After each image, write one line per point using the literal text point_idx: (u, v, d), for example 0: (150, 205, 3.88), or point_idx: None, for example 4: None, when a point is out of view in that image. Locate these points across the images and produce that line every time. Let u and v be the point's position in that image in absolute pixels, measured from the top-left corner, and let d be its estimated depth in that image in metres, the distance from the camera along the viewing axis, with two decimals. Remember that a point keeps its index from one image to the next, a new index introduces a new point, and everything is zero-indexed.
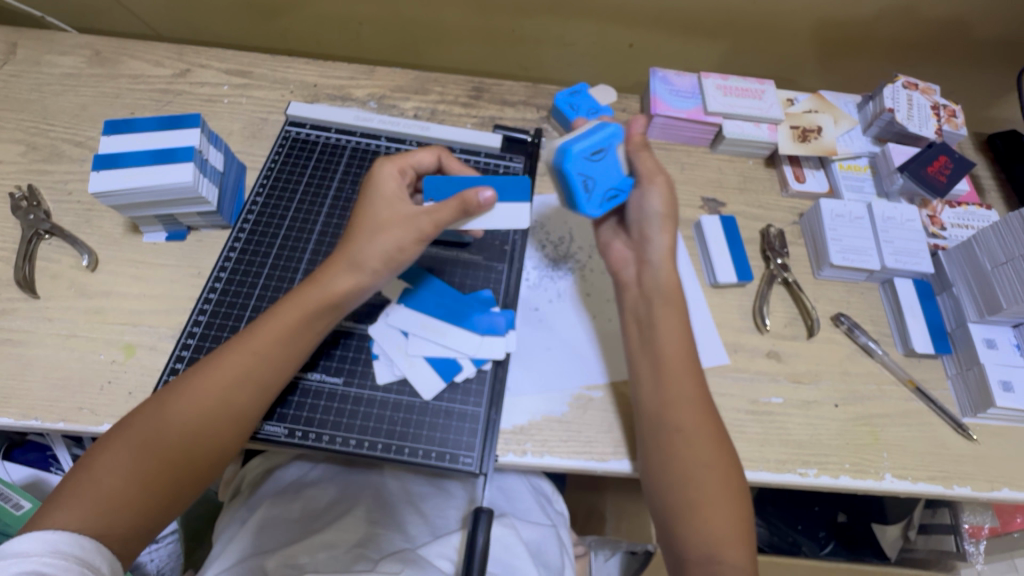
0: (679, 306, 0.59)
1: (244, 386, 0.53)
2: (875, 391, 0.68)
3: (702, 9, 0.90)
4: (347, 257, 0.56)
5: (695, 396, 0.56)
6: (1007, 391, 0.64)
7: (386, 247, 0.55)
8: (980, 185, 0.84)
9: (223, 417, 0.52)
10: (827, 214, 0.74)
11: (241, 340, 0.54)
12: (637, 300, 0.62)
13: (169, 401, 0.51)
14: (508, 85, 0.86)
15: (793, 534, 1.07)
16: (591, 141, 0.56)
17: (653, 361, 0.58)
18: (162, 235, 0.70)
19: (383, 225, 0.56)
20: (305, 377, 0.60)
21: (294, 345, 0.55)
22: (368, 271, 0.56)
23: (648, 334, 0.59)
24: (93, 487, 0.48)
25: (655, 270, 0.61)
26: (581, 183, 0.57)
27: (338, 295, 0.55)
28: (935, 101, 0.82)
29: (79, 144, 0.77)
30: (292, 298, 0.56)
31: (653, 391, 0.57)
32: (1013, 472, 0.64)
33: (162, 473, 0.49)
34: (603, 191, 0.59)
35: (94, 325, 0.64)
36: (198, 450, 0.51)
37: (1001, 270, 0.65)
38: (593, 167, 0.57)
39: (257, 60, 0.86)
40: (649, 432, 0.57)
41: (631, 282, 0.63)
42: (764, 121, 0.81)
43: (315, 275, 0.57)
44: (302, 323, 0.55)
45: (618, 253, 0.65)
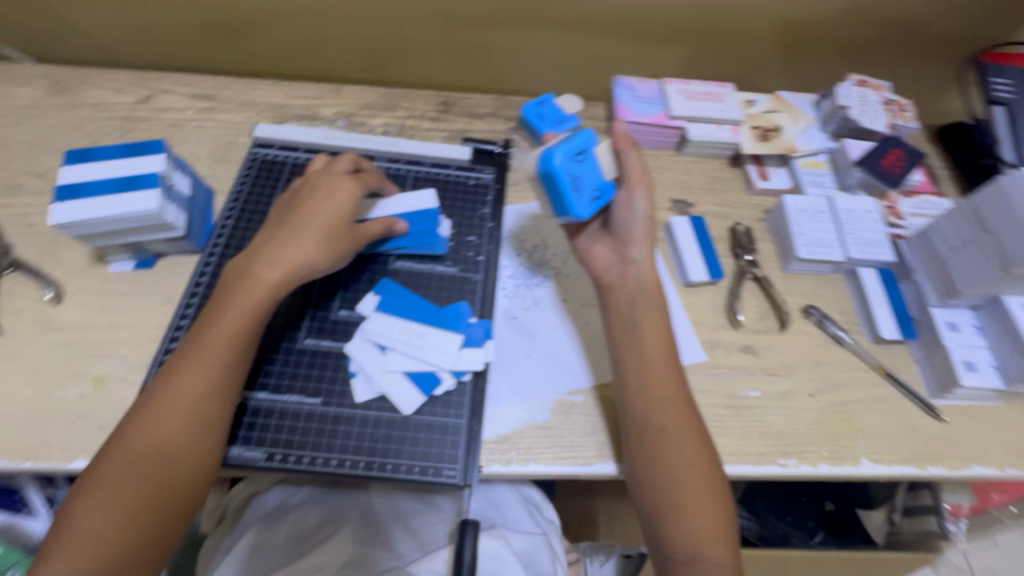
0: (660, 306, 0.62)
1: (204, 395, 0.52)
2: (848, 378, 0.70)
3: (661, 16, 0.93)
4: (283, 251, 0.58)
5: (676, 394, 0.57)
6: (972, 371, 0.66)
7: (327, 247, 0.59)
8: (935, 175, 0.87)
9: (192, 430, 0.51)
10: (791, 210, 0.77)
11: (191, 352, 0.53)
12: (621, 300, 0.62)
13: (131, 430, 0.50)
14: (475, 98, 0.87)
15: (782, 526, 1.10)
16: (573, 143, 0.58)
17: (636, 360, 0.59)
18: (129, 264, 0.68)
19: (321, 223, 0.60)
20: (253, 395, 0.59)
21: (245, 343, 0.55)
22: (314, 264, 0.59)
23: (631, 331, 0.60)
24: (75, 535, 0.46)
25: (638, 270, 0.63)
26: (570, 182, 0.58)
27: (280, 286, 0.57)
28: (885, 97, 0.85)
29: (39, 175, 0.76)
30: (235, 300, 0.55)
31: (638, 391, 0.58)
32: (983, 449, 0.67)
33: (143, 505, 0.48)
34: (589, 191, 0.60)
35: (61, 358, 0.62)
36: (176, 471, 0.50)
37: (957, 255, 0.67)
38: (578, 168, 0.58)
39: (221, 83, 0.86)
40: (634, 433, 0.57)
41: (615, 282, 0.64)
42: (726, 122, 0.84)
43: (253, 270, 0.57)
44: (253, 321, 0.55)
45: (601, 256, 0.66)
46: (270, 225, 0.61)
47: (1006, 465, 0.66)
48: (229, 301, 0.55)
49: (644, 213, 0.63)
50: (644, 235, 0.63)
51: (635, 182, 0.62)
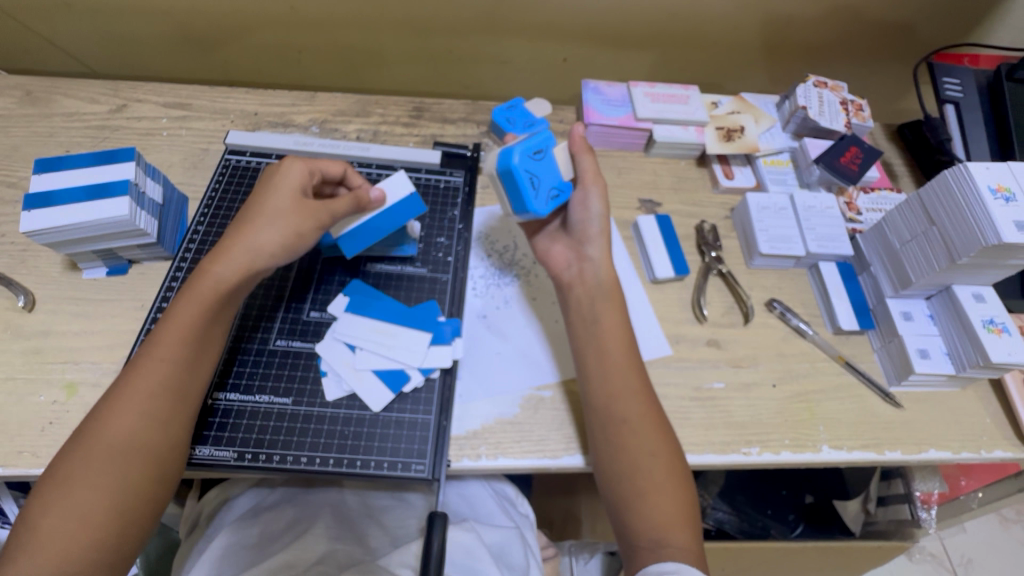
0: (618, 302, 0.63)
1: (157, 392, 0.53)
2: (809, 369, 0.72)
3: (627, 22, 0.95)
4: (239, 247, 0.58)
5: (637, 387, 0.59)
6: (925, 358, 0.69)
7: (283, 233, 0.59)
8: (892, 172, 0.91)
9: (147, 428, 0.51)
10: (754, 207, 0.79)
11: (145, 352, 0.54)
12: (581, 297, 0.64)
13: (87, 430, 0.51)
14: (447, 104, 0.89)
15: (762, 519, 1.12)
16: (531, 141, 0.61)
17: (598, 355, 0.61)
18: (102, 271, 0.69)
19: (275, 214, 0.59)
20: (227, 396, 0.60)
21: (200, 339, 0.56)
22: (268, 256, 0.59)
23: (592, 327, 0.62)
24: (31, 535, 0.46)
25: (595, 267, 0.64)
26: (527, 178, 0.60)
27: (233, 282, 0.57)
28: (843, 97, 0.88)
29: (11, 185, 0.76)
30: (185, 299, 0.56)
31: (601, 385, 0.59)
32: (938, 433, 0.69)
33: (98, 502, 0.48)
34: (547, 189, 0.62)
35: (32, 365, 0.62)
36: (132, 470, 0.50)
37: (908, 247, 0.70)
38: (536, 165, 0.61)
39: (195, 92, 0.87)
40: (598, 427, 0.58)
41: (574, 280, 0.65)
42: (690, 124, 0.86)
43: (206, 269, 0.58)
44: (203, 318, 0.56)
45: (559, 255, 0.68)
46: (230, 226, 0.62)
47: (961, 448, 0.68)
48: (184, 301, 0.56)
49: (599, 212, 0.65)
50: (599, 234, 0.65)
51: (588, 182, 0.64)
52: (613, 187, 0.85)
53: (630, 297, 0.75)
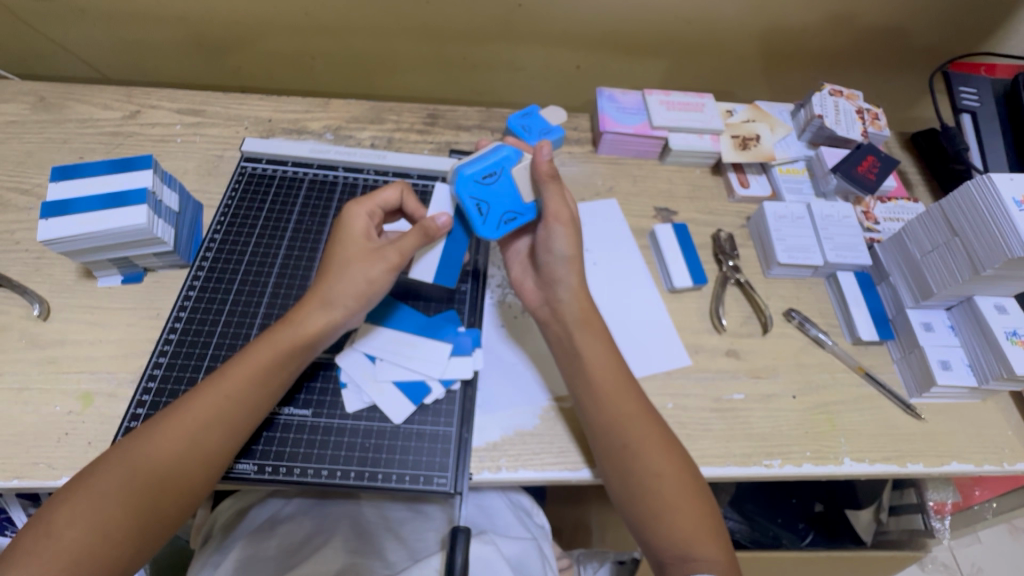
0: (600, 334, 0.62)
1: (212, 427, 0.52)
2: (829, 379, 0.71)
3: (642, 30, 0.95)
4: (319, 295, 0.57)
5: (632, 411, 0.58)
6: (946, 369, 0.68)
7: (355, 281, 0.57)
8: (907, 181, 0.91)
9: (190, 462, 0.51)
10: (771, 216, 0.79)
11: (213, 382, 0.54)
12: (558, 336, 0.63)
13: (134, 445, 0.51)
14: (461, 111, 0.89)
15: (773, 527, 1.10)
16: (482, 165, 0.60)
17: (585, 384, 0.59)
18: (117, 279, 0.68)
19: (351, 261, 0.58)
20: (281, 412, 0.60)
21: (268, 385, 0.55)
22: (340, 306, 0.57)
23: (576, 361, 0.61)
24: (49, 542, 0.46)
25: (567, 305, 0.62)
26: (473, 207, 0.60)
27: (312, 334, 0.56)
28: (859, 106, 0.88)
29: (25, 191, 0.75)
30: (266, 339, 0.57)
31: (594, 413, 0.58)
32: (960, 445, 0.68)
33: (122, 522, 0.48)
34: (500, 215, 0.61)
35: (47, 375, 0.62)
36: (164, 498, 0.50)
37: (929, 258, 0.70)
38: (486, 190, 0.60)
39: (209, 98, 0.86)
40: (599, 453, 0.58)
41: (548, 318, 0.64)
42: (706, 132, 0.86)
43: (289, 315, 0.58)
44: (276, 364, 0.55)
45: (529, 292, 0.67)
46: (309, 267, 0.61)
47: (983, 461, 0.68)
48: (262, 341, 0.56)
49: (565, 253, 0.62)
50: (567, 273, 0.62)
51: (552, 220, 0.61)
52: (628, 195, 0.85)
53: (648, 306, 0.75)
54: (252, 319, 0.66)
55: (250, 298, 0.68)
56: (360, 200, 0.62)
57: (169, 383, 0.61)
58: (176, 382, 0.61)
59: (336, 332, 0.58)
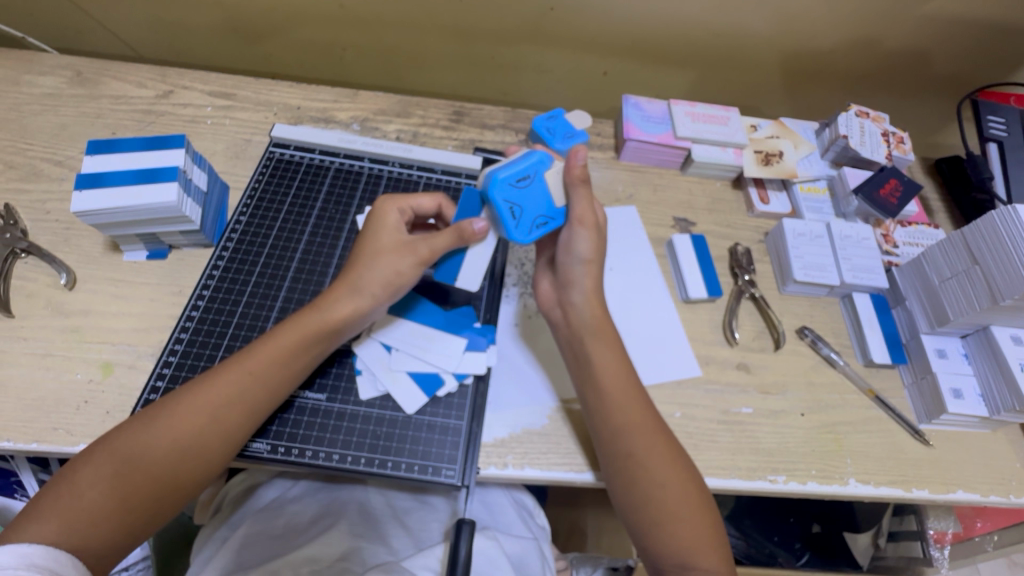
0: (611, 339, 0.62)
1: (233, 405, 0.53)
2: (839, 400, 0.71)
3: (672, 40, 0.96)
4: (347, 283, 0.58)
5: (638, 421, 0.58)
6: (958, 398, 0.68)
7: (384, 273, 0.58)
8: (928, 207, 0.90)
9: (210, 437, 0.52)
10: (790, 233, 0.79)
11: (238, 360, 0.55)
12: (570, 340, 0.63)
13: (158, 414, 0.52)
14: (487, 110, 0.90)
15: (769, 545, 1.08)
16: (514, 169, 0.57)
17: (594, 392, 0.60)
18: (142, 254, 0.70)
19: (381, 252, 0.59)
20: (302, 395, 0.61)
21: (290, 367, 0.56)
22: (368, 296, 0.58)
23: (585, 367, 0.61)
24: (72, 501, 0.48)
25: (579, 310, 0.62)
26: (507, 210, 0.57)
27: (339, 321, 0.57)
28: (885, 129, 0.88)
29: (58, 163, 0.77)
30: (293, 322, 0.57)
31: (601, 422, 0.59)
32: (967, 475, 0.68)
33: (142, 489, 0.50)
34: (532, 219, 0.59)
35: (70, 344, 0.63)
36: (181, 471, 0.51)
37: (947, 285, 0.70)
38: (518, 194, 0.57)
39: (240, 82, 0.88)
40: (604, 460, 0.58)
41: (561, 321, 0.64)
42: (729, 145, 0.86)
43: (317, 300, 0.58)
44: (300, 348, 0.56)
45: (545, 291, 0.66)
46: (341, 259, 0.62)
47: (989, 491, 0.68)
48: (289, 325, 0.57)
49: (584, 255, 0.61)
50: (581, 276, 0.62)
51: (577, 223, 0.60)
52: (648, 203, 0.85)
53: (661, 315, 0.75)
54: (272, 301, 0.67)
55: (271, 281, 0.69)
56: (394, 197, 0.62)
57: (189, 359, 0.63)
58: (196, 359, 0.63)
59: (362, 320, 0.59)
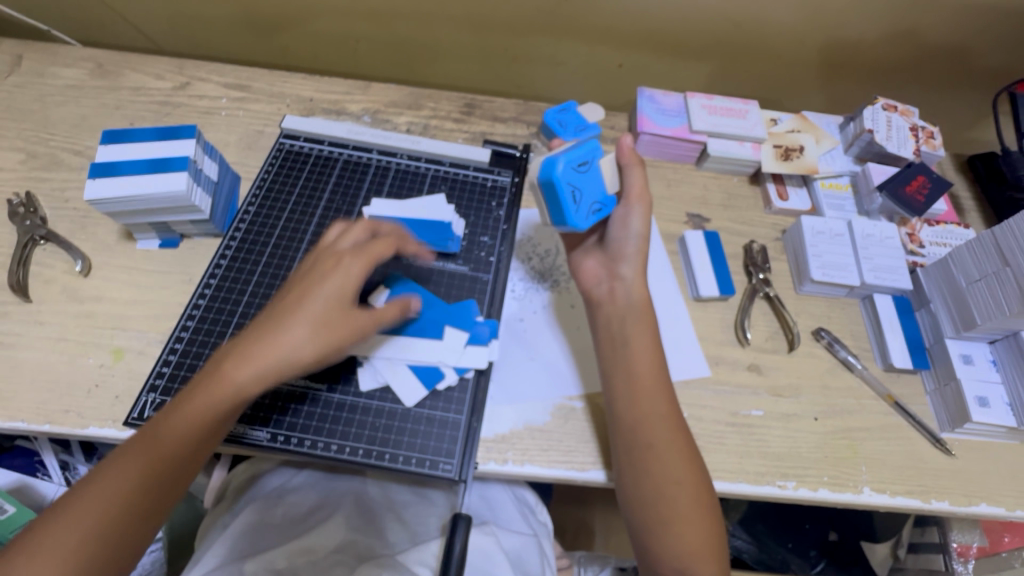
0: (650, 323, 0.62)
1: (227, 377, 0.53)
2: (855, 405, 0.69)
3: (690, 31, 0.93)
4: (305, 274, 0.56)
5: (666, 412, 0.57)
6: (983, 407, 0.65)
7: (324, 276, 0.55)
8: (959, 205, 0.86)
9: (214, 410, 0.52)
10: (808, 231, 0.76)
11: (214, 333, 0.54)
12: (608, 318, 0.62)
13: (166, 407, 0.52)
14: (498, 102, 0.89)
15: (782, 551, 1.05)
16: (576, 152, 0.58)
17: (625, 379, 0.59)
18: (155, 243, 0.71)
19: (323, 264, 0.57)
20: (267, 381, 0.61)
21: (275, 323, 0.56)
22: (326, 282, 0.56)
23: (621, 348, 0.60)
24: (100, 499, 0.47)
25: (628, 288, 0.62)
26: (571, 193, 0.58)
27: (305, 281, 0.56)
28: (913, 123, 0.84)
29: (78, 153, 0.79)
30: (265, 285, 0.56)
31: (628, 407, 0.58)
32: (992, 487, 0.65)
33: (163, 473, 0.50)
34: (590, 203, 0.60)
35: (83, 329, 0.65)
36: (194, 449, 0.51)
37: (975, 287, 0.66)
38: (580, 178, 0.59)
39: (255, 74, 0.88)
40: (623, 450, 0.57)
41: (604, 297, 0.63)
42: (747, 139, 0.83)
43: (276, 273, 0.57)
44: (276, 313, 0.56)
45: (590, 270, 0.66)
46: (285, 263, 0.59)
47: (1016, 506, 0.64)
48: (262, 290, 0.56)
49: (639, 232, 0.62)
50: (635, 254, 0.63)
51: (633, 200, 0.62)
52: (661, 198, 0.83)
53: (670, 313, 0.73)
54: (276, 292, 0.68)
55: (277, 272, 0.69)
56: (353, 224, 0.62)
57: (195, 347, 0.63)
58: (201, 346, 0.63)
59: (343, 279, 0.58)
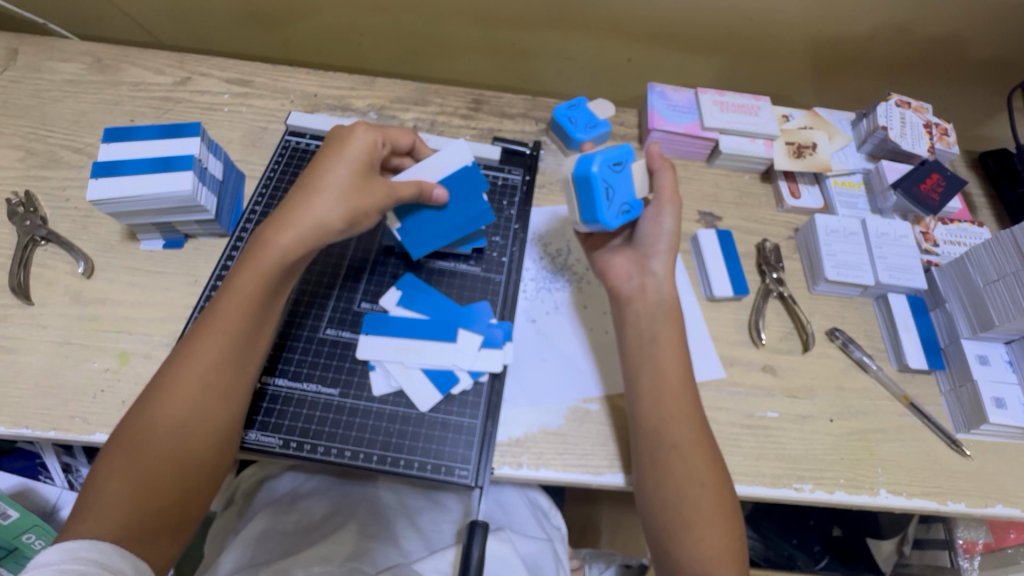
0: (676, 322, 0.61)
1: (218, 364, 0.53)
2: (870, 406, 0.68)
3: (702, 26, 0.91)
4: (297, 224, 0.56)
5: (687, 414, 0.56)
6: (1000, 408, 0.64)
7: (338, 206, 0.57)
8: (972, 203, 0.85)
9: (206, 395, 0.52)
10: (822, 230, 0.75)
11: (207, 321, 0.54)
12: (638, 314, 0.61)
13: (149, 401, 0.51)
14: (507, 98, 0.87)
15: (788, 548, 1.04)
16: (613, 152, 0.58)
17: (651, 379, 0.58)
18: (158, 243, 0.69)
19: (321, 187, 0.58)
20: (271, 382, 0.60)
21: (262, 305, 0.55)
22: (325, 228, 0.57)
23: (648, 345, 0.60)
24: (101, 498, 0.47)
25: (659, 283, 0.62)
26: (604, 189, 0.58)
27: (289, 253, 0.56)
28: (927, 120, 0.83)
29: (77, 150, 0.77)
30: (248, 266, 0.56)
31: (651, 407, 0.57)
32: (1007, 488, 0.65)
33: (162, 470, 0.49)
34: (621, 202, 0.60)
35: (87, 332, 0.63)
36: (191, 438, 0.51)
37: (993, 287, 0.66)
38: (614, 177, 0.59)
39: (258, 69, 0.86)
40: (645, 451, 0.56)
41: (634, 293, 0.63)
42: (760, 136, 0.82)
43: (263, 241, 0.56)
44: (259, 292, 0.55)
45: (620, 266, 0.64)
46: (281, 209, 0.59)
47: None
48: (244, 271, 0.55)
49: (671, 229, 0.63)
50: (667, 250, 0.63)
51: (665, 199, 0.63)
52: None
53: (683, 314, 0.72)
54: None
55: None
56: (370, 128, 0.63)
57: None
58: None
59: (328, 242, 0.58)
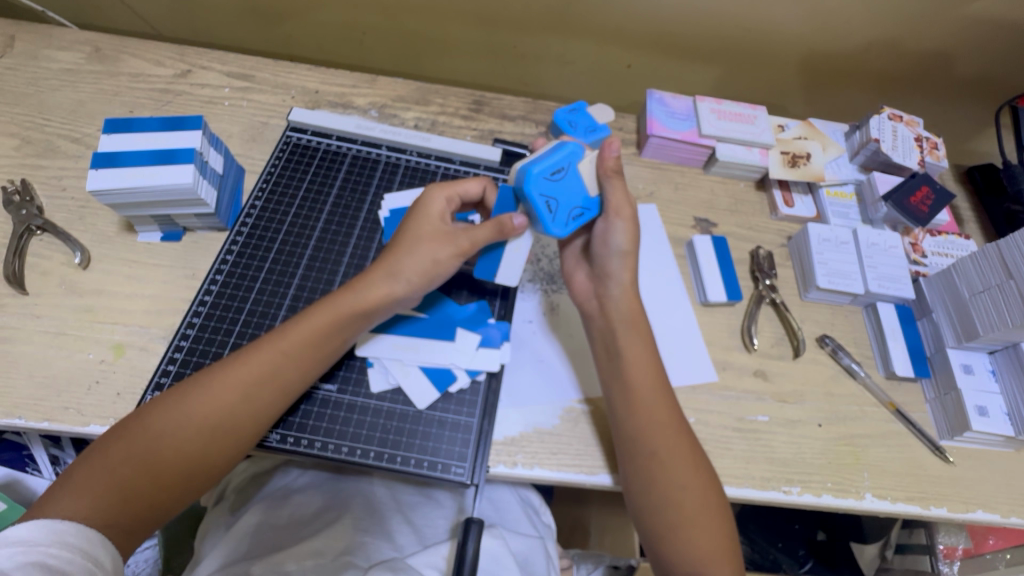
0: (644, 334, 0.61)
1: (265, 385, 0.53)
2: (857, 412, 0.70)
3: (701, 35, 0.93)
4: (384, 268, 0.57)
5: (667, 419, 0.57)
6: (982, 416, 0.66)
7: (423, 261, 0.57)
8: (959, 216, 0.88)
9: (243, 414, 0.52)
10: (815, 238, 0.76)
11: (273, 339, 0.55)
12: (602, 332, 0.62)
13: (188, 394, 0.52)
14: (508, 100, 0.88)
15: (773, 551, 1.06)
16: (549, 161, 0.56)
17: (621, 390, 0.59)
18: (157, 235, 0.69)
19: (421, 239, 0.57)
20: (320, 387, 0.60)
21: (324, 348, 0.56)
22: (402, 282, 0.57)
23: (615, 360, 0.60)
24: (103, 475, 0.48)
25: (616, 302, 0.62)
26: (544, 204, 0.56)
27: (370, 304, 0.56)
28: (918, 133, 0.84)
29: (75, 140, 0.77)
30: (325, 304, 0.57)
31: (627, 416, 0.58)
32: (988, 494, 0.67)
33: (172, 466, 0.50)
34: (569, 210, 0.58)
35: (83, 323, 0.63)
36: (214, 446, 0.51)
37: (978, 298, 0.68)
38: (555, 187, 0.57)
39: (259, 64, 0.86)
40: (624, 460, 0.57)
41: (595, 312, 0.64)
42: (755, 146, 0.83)
43: (350, 283, 0.58)
44: (327, 337, 0.55)
45: (580, 283, 0.66)
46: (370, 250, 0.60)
47: (1011, 512, 0.66)
48: (319, 308, 0.57)
49: (622, 247, 0.61)
50: (620, 270, 0.62)
51: (612, 214, 0.60)
52: (669, 202, 0.83)
53: (678, 318, 0.74)
54: (285, 289, 0.67)
55: (284, 270, 0.68)
56: (442, 184, 0.61)
57: (200, 344, 0.62)
58: (207, 344, 0.62)
59: (393, 305, 0.58)
